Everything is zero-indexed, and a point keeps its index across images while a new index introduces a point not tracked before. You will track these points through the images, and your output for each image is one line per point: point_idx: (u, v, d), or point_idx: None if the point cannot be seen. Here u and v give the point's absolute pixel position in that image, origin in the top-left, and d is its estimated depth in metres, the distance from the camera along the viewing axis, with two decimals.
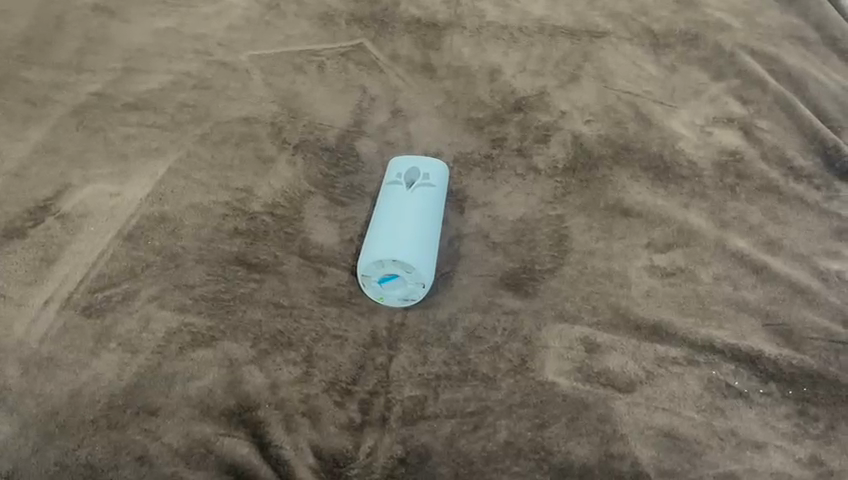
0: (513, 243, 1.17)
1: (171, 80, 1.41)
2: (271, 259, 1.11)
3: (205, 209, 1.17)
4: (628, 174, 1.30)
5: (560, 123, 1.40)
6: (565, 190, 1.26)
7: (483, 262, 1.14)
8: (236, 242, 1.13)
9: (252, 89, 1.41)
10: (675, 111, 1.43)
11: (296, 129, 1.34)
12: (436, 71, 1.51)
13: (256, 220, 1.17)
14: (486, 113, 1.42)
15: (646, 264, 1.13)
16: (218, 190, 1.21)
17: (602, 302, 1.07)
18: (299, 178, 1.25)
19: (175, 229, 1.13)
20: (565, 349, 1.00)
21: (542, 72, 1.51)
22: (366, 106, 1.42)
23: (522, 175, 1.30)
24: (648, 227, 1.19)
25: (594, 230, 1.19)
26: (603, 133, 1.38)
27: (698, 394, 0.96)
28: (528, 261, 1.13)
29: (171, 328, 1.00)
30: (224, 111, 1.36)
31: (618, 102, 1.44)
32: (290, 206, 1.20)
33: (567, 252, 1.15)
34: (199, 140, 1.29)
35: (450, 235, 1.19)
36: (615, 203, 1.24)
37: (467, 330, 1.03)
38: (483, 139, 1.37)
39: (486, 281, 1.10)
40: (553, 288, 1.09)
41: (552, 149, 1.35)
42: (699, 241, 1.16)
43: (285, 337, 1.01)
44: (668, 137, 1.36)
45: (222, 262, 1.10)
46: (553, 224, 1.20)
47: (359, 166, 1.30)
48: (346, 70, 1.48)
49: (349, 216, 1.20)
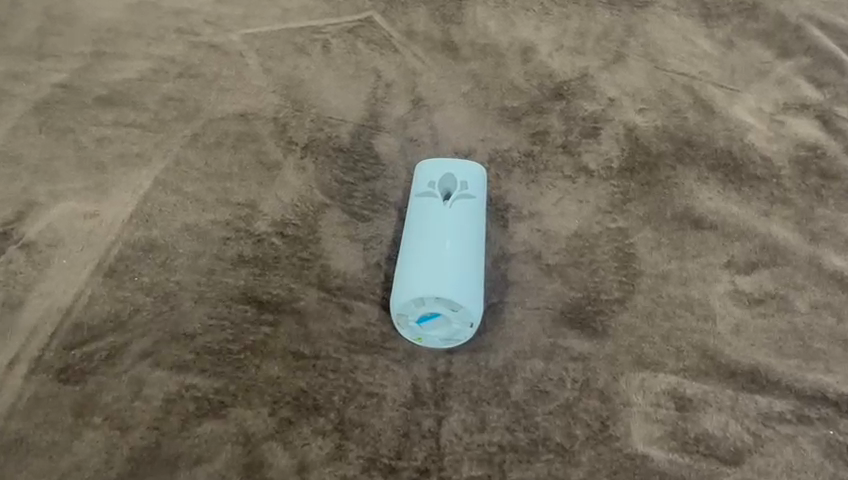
0: (571, 265, 0.99)
1: (150, 67, 1.19)
2: (286, 294, 0.93)
3: (201, 231, 0.97)
4: (693, 174, 1.11)
5: (610, 113, 1.20)
6: (624, 197, 1.08)
7: (538, 290, 0.96)
8: (241, 273, 0.94)
9: (248, 77, 1.20)
10: (739, 95, 1.24)
11: (303, 126, 1.14)
12: (460, 49, 1.30)
13: (263, 243, 0.98)
14: (522, 102, 1.22)
15: (728, 290, 0.97)
16: (215, 205, 1.01)
17: (686, 343, 0.90)
18: (310, 188, 1.06)
19: (167, 260, 0.93)
20: (651, 408, 0.84)
21: (582, 50, 1.30)
22: (382, 95, 1.22)
23: (571, 178, 1.11)
24: (725, 242, 1.02)
25: (664, 247, 1.01)
26: (659, 124, 1.19)
27: (818, 465, 0.82)
28: (592, 289, 0.96)
29: (168, 394, 0.82)
30: (215, 105, 1.15)
31: (673, 86, 1.25)
32: (303, 224, 1.01)
33: (636, 275, 0.97)
34: (188, 142, 1.08)
35: (494, 255, 1.01)
36: (683, 213, 1.06)
37: (529, 382, 0.86)
38: (521, 132, 1.18)
39: (545, 316, 0.93)
40: (625, 324, 0.91)
41: (603, 146, 1.15)
42: (787, 260, 1.00)
43: (310, 399, 0.84)
44: (735, 128, 1.18)
45: (226, 300, 0.90)
46: (615, 239, 1.02)
47: (380, 170, 1.11)
48: (356, 51, 1.27)
49: (373, 235, 1.02)
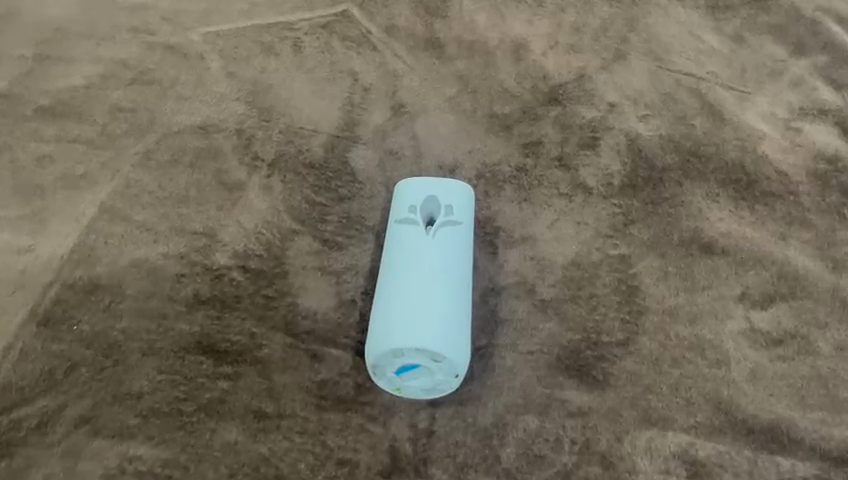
0: (568, 300, 0.89)
1: (99, 72, 1.06)
2: (248, 341, 0.82)
3: (152, 267, 0.86)
4: (702, 190, 1.01)
5: (609, 121, 1.09)
6: (627, 218, 0.97)
7: (532, 330, 0.86)
8: (197, 317, 0.83)
9: (209, 82, 1.08)
10: (750, 98, 1.12)
11: (270, 139, 1.02)
12: (445, 47, 1.17)
13: (223, 279, 0.87)
14: (513, 107, 1.11)
15: (743, 328, 0.87)
16: (168, 236, 0.90)
17: (697, 394, 0.80)
18: (277, 212, 0.95)
19: (111, 303, 0.83)
20: (660, 475, 0.76)
21: (579, 47, 1.18)
22: (358, 100, 1.10)
23: (568, 196, 1.00)
24: (738, 270, 0.92)
25: (671, 278, 0.91)
26: (664, 133, 1.08)
27: None
28: (592, 329, 0.86)
29: (109, 468, 0.74)
30: (171, 115, 1.03)
31: (678, 89, 1.13)
32: (268, 256, 0.90)
33: (641, 311, 0.87)
34: (140, 161, 0.97)
35: (483, 288, 0.90)
36: (691, 237, 0.96)
37: (522, 443, 0.78)
38: (513, 143, 1.07)
39: (539, 362, 0.83)
40: (629, 372, 0.82)
41: (602, 158, 1.04)
42: (808, 293, 0.90)
43: (272, 469, 0.75)
44: (747, 137, 1.07)
45: (178, 351, 0.80)
46: (617, 269, 0.92)
47: (355, 189, 0.99)
48: (330, 50, 1.15)
49: (347, 266, 0.91)
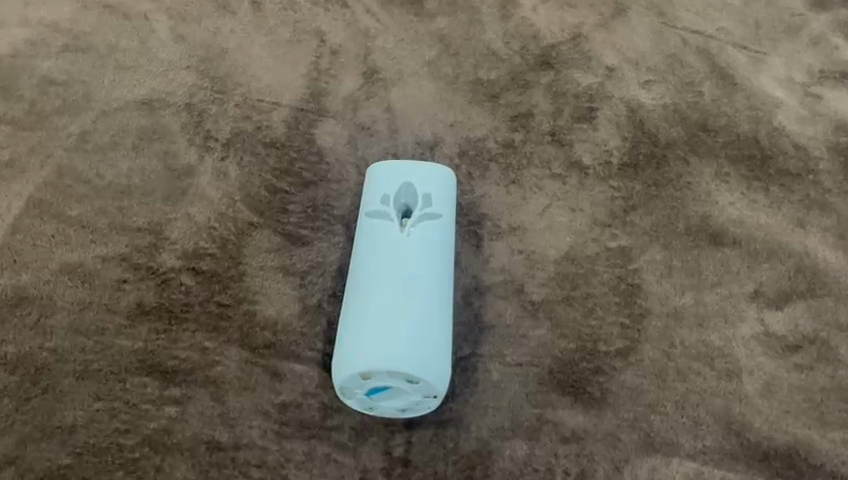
0: (561, 302, 0.79)
1: (27, 37, 0.93)
2: (198, 358, 0.73)
3: (87, 274, 0.76)
4: (710, 169, 0.90)
5: (608, 88, 0.97)
6: (627, 203, 0.87)
7: (520, 337, 0.77)
8: (140, 331, 0.74)
9: (155, 48, 0.94)
10: (765, 60, 1.00)
11: (225, 114, 0.90)
12: (424, 2, 1.03)
13: (170, 285, 0.77)
14: (500, 73, 0.98)
15: (756, 332, 0.78)
16: (107, 235, 0.79)
17: (706, 414, 0.72)
18: (233, 201, 0.83)
19: (40, 318, 0.74)
20: None
21: (575, 2, 1.05)
22: (326, 65, 0.96)
23: (561, 178, 0.89)
24: (751, 263, 0.82)
25: (676, 274, 0.81)
26: (669, 102, 0.96)
27: None
28: (588, 337, 0.76)
29: None
30: (110, 89, 0.90)
31: (684, 50, 1.01)
32: (222, 254, 0.79)
33: (643, 315, 0.78)
34: (74, 144, 0.85)
35: (466, 287, 0.80)
36: (698, 224, 0.85)
37: (510, 474, 0.69)
38: (500, 115, 0.95)
39: (529, 377, 0.74)
40: (630, 388, 0.73)
41: (599, 132, 0.93)
42: (828, 289, 0.81)
43: None
44: (761, 106, 0.96)
45: (118, 373, 0.72)
46: (616, 263, 0.82)
47: (322, 171, 0.87)
48: (293, 7, 1.01)
49: (313, 264, 0.80)
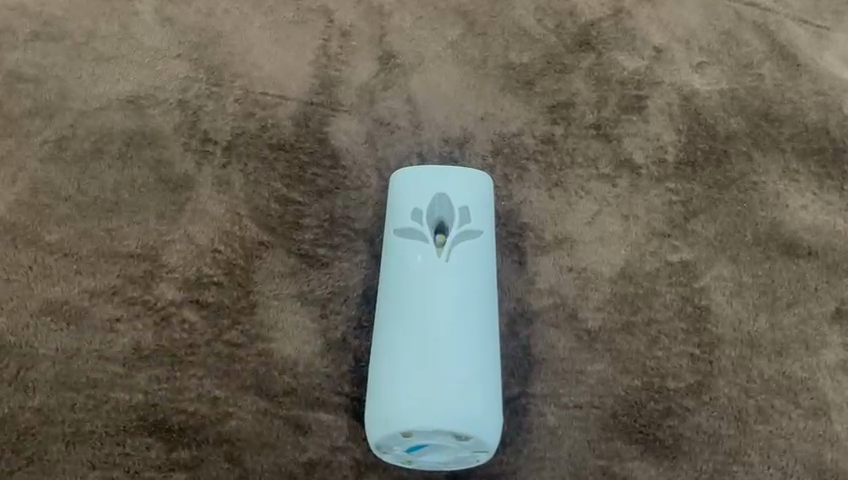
0: (620, 330, 0.70)
1: None
2: (209, 411, 0.64)
3: (74, 314, 0.67)
4: (777, 166, 0.79)
5: (658, 72, 0.85)
6: (687, 209, 0.76)
7: (576, 373, 0.68)
8: (139, 381, 0.65)
9: (138, 33, 0.81)
10: (829, 36, 0.88)
11: (223, 111, 0.78)
12: None
13: (170, 323, 0.67)
14: (534, 55, 0.85)
15: (841, 360, 0.69)
16: (94, 267, 0.69)
17: (795, 462, 0.65)
18: (238, 218, 0.72)
19: (21, 371, 0.65)
20: None
21: None
22: (335, 49, 0.83)
23: (611, 179, 0.78)
24: (831, 279, 0.73)
25: (749, 293, 0.72)
26: (728, 87, 0.84)
27: None
28: (655, 371, 0.68)
29: None
30: (89, 84, 0.78)
31: (740, 25, 0.88)
32: (229, 283, 0.69)
33: (714, 344, 0.69)
34: (50, 154, 0.74)
35: (510, 312, 0.71)
36: (769, 233, 0.75)
37: None
38: (536, 106, 0.82)
39: (592, 420, 0.66)
40: (708, 434, 0.66)
41: (651, 125, 0.81)
42: None
43: None
44: (829, 90, 0.84)
45: (116, 432, 0.63)
46: (679, 282, 0.72)
47: (339, 177, 0.75)
48: None
49: (334, 291, 0.69)
